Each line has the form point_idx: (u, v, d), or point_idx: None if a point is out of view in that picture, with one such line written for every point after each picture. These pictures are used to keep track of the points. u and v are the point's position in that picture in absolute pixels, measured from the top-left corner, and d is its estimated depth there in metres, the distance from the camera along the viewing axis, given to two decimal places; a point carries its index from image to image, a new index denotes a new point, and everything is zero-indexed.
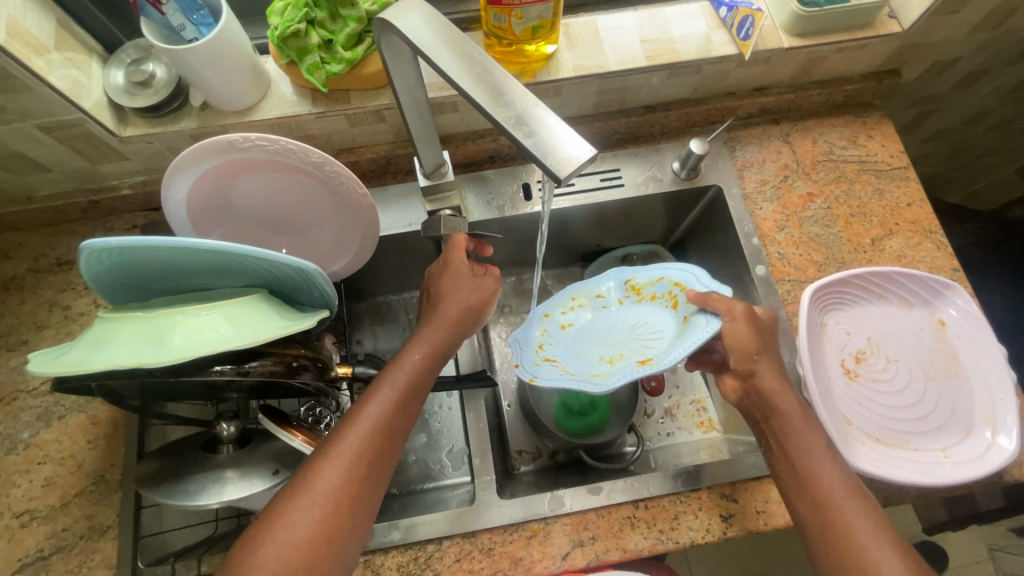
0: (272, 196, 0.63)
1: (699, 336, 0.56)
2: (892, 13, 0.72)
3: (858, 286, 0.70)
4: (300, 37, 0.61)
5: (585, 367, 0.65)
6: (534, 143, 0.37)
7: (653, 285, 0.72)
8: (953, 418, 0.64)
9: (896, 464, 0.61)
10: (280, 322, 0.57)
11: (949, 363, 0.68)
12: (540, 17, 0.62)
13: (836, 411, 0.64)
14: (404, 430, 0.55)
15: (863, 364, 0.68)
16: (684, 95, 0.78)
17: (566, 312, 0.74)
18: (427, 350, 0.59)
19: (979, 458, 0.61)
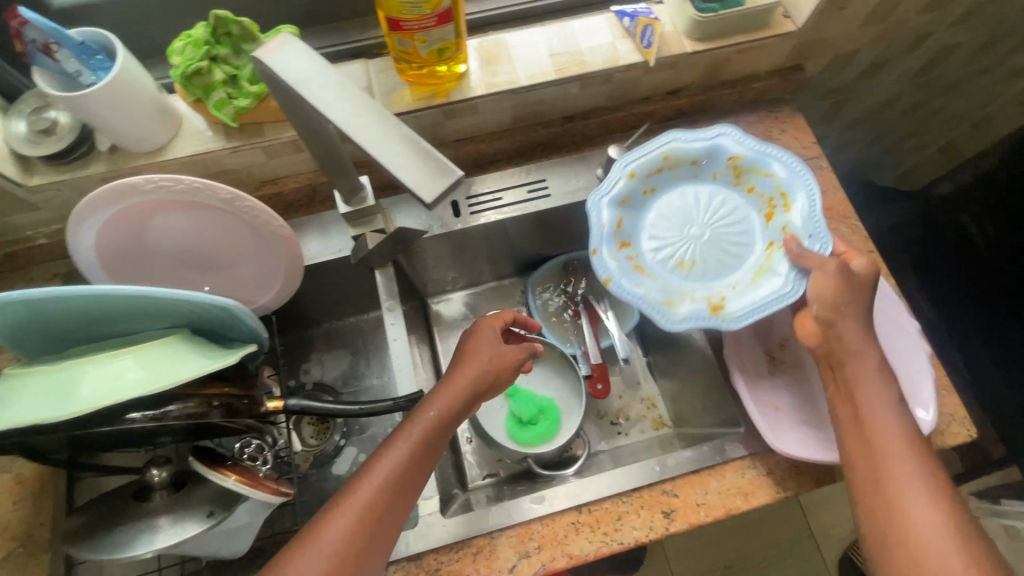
0: (189, 234, 0.62)
1: (777, 306, 0.63)
2: (786, 13, 0.75)
3: None
4: (204, 74, 0.61)
5: (662, 265, 0.71)
6: (401, 173, 0.36)
7: (756, 175, 0.71)
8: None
9: (821, 443, 0.65)
10: (199, 362, 0.56)
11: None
12: (443, 39, 0.63)
13: (761, 398, 0.68)
14: (415, 486, 0.56)
15: (787, 350, 0.72)
16: (601, 103, 0.80)
17: (653, 172, 0.73)
18: (443, 405, 0.59)
19: None
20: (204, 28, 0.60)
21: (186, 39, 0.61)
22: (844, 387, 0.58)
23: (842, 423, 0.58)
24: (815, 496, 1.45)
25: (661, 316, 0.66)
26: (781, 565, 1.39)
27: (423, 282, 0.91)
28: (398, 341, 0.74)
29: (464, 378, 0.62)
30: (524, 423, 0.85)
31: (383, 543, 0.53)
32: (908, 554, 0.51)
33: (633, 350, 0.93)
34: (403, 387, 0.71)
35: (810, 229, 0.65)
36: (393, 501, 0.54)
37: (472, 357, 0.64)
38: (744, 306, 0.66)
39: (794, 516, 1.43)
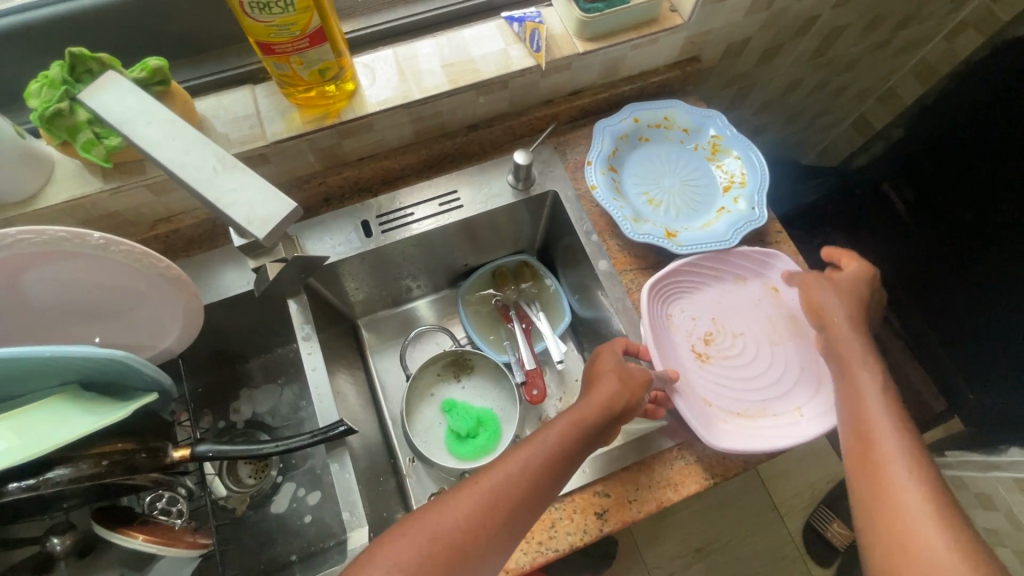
0: (72, 283, 0.58)
1: (712, 250, 0.75)
2: (673, 7, 0.76)
3: (693, 273, 0.75)
4: (66, 115, 0.57)
5: (634, 197, 0.79)
6: (234, 213, 0.42)
7: (729, 156, 0.81)
8: (801, 378, 0.72)
9: (758, 433, 0.67)
10: (87, 420, 0.53)
11: (789, 325, 0.75)
12: (322, 60, 0.62)
13: (695, 395, 0.69)
14: (543, 493, 0.55)
15: (712, 344, 0.74)
16: (504, 110, 0.79)
17: (652, 125, 0.82)
18: (582, 418, 0.60)
19: (827, 412, 0.68)
20: (60, 67, 0.56)
21: (43, 80, 0.57)
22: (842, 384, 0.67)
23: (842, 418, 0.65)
24: (775, 470, 1.48)
25: (627, 225, 0.74)
26: (749, 542, 1.41)
27: (347, 305, 0.88)
28: (317, 371, 0.72)
29: (603, 395, 0.62)
30: (462, 438, 0.84)
31: (509, 539, 0.52)
32: (891, 522, 0.55)
33: (568, 351, 0.92)
34: (322, 419, 0.69)
35: (754, 202, 0.77)
36: (529, 500, 0.54)
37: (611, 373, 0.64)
38: (694, 241, 0.75)
39: (756, 492, 1.46)
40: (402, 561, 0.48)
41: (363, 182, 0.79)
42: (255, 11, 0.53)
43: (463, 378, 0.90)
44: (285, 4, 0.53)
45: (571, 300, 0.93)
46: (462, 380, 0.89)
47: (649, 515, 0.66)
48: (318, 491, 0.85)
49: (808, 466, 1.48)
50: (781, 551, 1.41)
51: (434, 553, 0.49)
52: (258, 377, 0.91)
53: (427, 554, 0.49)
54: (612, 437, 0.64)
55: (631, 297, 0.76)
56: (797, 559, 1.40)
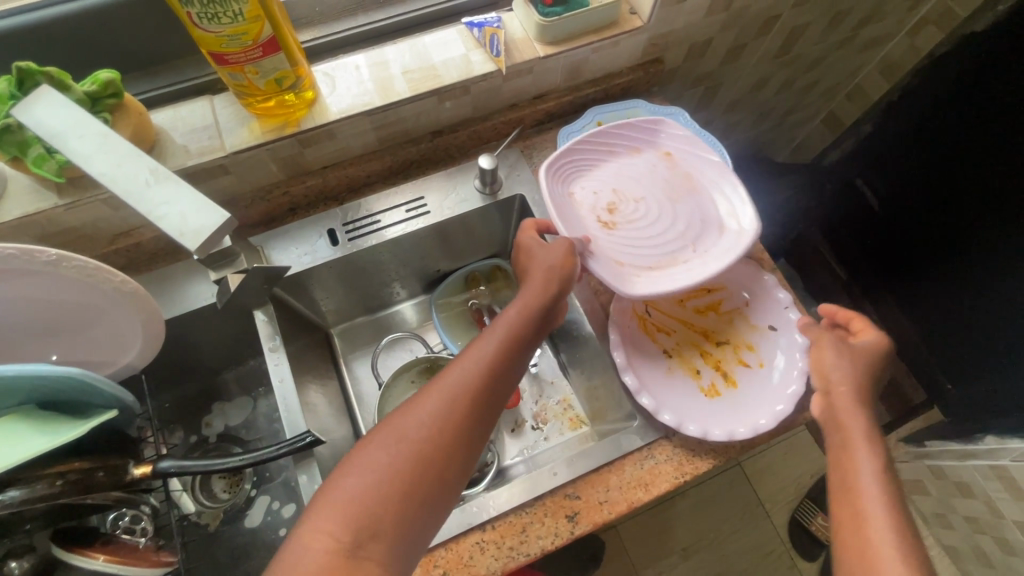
0: (26, 302, 0.57)
1: None
2: (632, 10, 0.77)
3: (587, 150, 0.76)
4: (15, 131, 0.56)
5: None
6: (166, 225, 0.45)
7: None
8: (703, 226, 0.72)
9: (667, 279, 0.68)
10: (44, 438, 0.52)
11: (684, 181, 0.75)
12: (278, 69, 0.61)
13: (606, 257, 0.69)
14: (504, 375, 0.57)
15: (616, 212, 0.74)
16: (468, 114, 0.79)
17: None
18: (524, 308, 0.62)
19: (731, 249, 0.68)
20: (7, 83, 0.55)
21: None
22: (838, 462, 0.59)
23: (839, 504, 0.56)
24: (759, 466, 1.49)
25: None
26: (736, 539, 1.41)
27: (319, 314, 0.88)
28: (284, 382, 0.71)
29: (541, 286, 0.64)
30: None
31: (480, 421, 0.54)
32: None
33: (543, 353, 0.92)
34: (290, 430, 0.68)
35: None
36: (495, 383, 0.56)
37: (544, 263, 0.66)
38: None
39: (741, 488, 1.46)
40: (379, 462, 0.49)
41: (328, 190, 0.79)
42: (204, 22, 0.52)
43: None
44: (234, 14, 0.52)
45: None
46: None
47: (621, 516, 0.66)
48: (293, 503, 0.84)
49: (792, 461, 1.49)
50: (767, 546, 1.41)
51: (404, 461, 0.49)
52: (231, 389, 0.89)
53: (398, 460, 0.49)
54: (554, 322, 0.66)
55: None
56: (783, 554, 1.41)
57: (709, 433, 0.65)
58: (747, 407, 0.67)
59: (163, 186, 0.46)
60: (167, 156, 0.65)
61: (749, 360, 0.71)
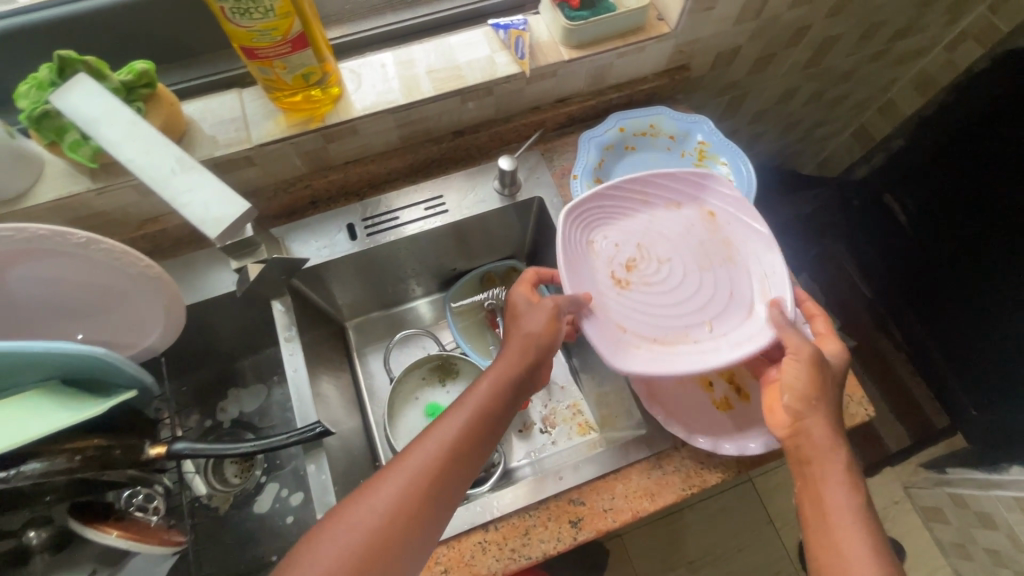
0: (55, 282, 0.59)
1: None
2: (660, 16, 0.77)
3: (620, 197, 0.70)
4: (53, 117, 0.59)
5: None
6: (190, 210, 0.47)
7: (715, 162, 0.81)
8: (729, 304, 0.65)
9: (670, 359, 0.62)
10: (65, 414, 0.54)
11: (722, 250, 0.68)
12: (305, 65, 0.63)
13: (610, 319, 0.64)
14: (473, 454, 0.56)
15: (635, 271, 0.68)
16: (490, 115, 0.80)
17: (638, 134, 0.82)
18: (498, 380, 0.59)
19: (750, 338, 0.61)
20: (49, 70, 0.57)
21: (32, 81, 0.58)
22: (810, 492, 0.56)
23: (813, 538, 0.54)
24: (771, 483, 1.46)
25: None
26: (744, 555, 1.39)
27: (335, 307, 0.89)
28: (298, 372, 0.72)
29: (517, 356, 0.61)
30: None
31: (444, 504, 0.53)
32: None
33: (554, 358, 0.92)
34: (301, 420, 0.69)
35: None
36: (463, 463, 0.55)
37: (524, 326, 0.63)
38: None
39: (751, 504, 1.43)
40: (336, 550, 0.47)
41: (349, 185, 0.80)
42: (237, 16, 0.53)
43: (448, 383, 0.90)
44: (265, 10, 0.54)
45: None
46: (447, 384, 0.89)
47: (625, 525, 0.65)
48: (301, 492, 0.86)
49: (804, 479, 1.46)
50: (775, 565, 1.38)
51: (357, 551, 0.48)
52: (245, 376, 0.91)
53: (354, 546, 0.48)
54: (532, 388, 0.64)
55: None
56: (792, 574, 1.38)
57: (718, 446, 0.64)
58: (760, 423, 0.66)
59: (189, 174, 0.49)
60: (195, 146, 0.67)
61: None
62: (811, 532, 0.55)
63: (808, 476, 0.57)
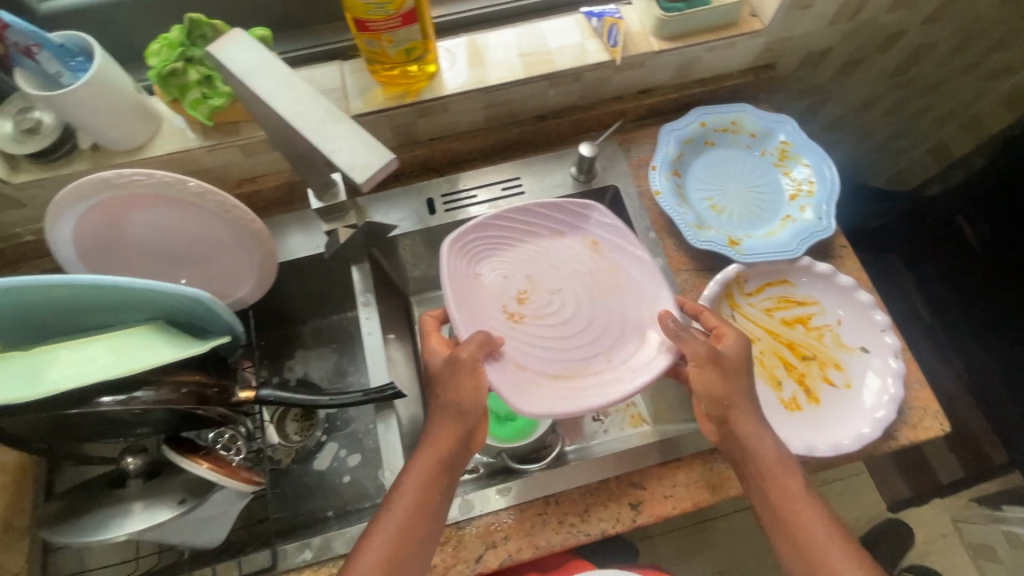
0: (167, 228, 0.64)
1: (779, 259, 0.73)
2: (754, 12, 0.76)
3: (504, 228, 0.72)
4: (179, 75, 0.63)
5: (698, 204, 0.78)
6: (339, 157, 0.43)
7: (796, 163, 0.80)
8: (622, 333, 0.69)
9: (573, 394, 0.63)
10: (173, 350, 0.58)
11: (610, 279, 0.72)
12: (410, 39, 0.65)
13: (508, 358, 0.64)
14: (426, 531, 0.57)
15: (526, 303, 0.70)
16: (573, 102, 0.81)
17: (719, 130, 0.82)
18: (427, 457, 0.58)
19: (648, 361, 0.65)
20: (179, 31, 0.63)
21: (163, 41, 0.63)
22: (761, 487, 0.59)
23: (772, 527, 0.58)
24: None
25: (689, 231, 0.74)
26: (779, 572, 1.36)
27: (403, 280, 0.92)
28: (372, 335, 0.76)
29: (447, 433, 0.59)
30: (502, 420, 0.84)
31: None
32: None
33: None
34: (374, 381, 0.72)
35: (823, 211, 0.75)
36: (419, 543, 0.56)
37: (451, 401, 0.60)
38: (757, 249, 0.73)
39: None
40: None
41: (431, 161, 0.82)
42: None
43: None
44: None
45: None
46: None
47: (684, 514, 0.66)
48: (359, 454, 0.89)
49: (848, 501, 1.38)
50: None
51: None
52: (313, 340, 0.95)
53: None
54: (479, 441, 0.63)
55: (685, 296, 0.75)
56: None
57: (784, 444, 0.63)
58: (828, 427, 0.66)
59: (336, 124, 0.44)
60: None
61: (835, 379, 0.69)
62: (768, 523, 0.58)
63: (751, 475, 0.59)
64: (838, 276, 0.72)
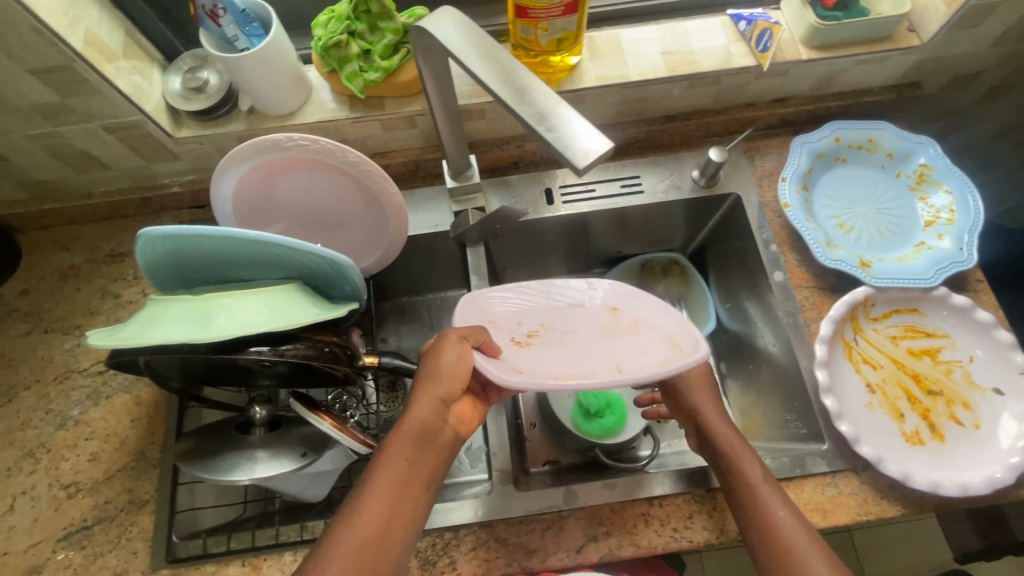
0: (312, 191, 0.66)
1: (912, 286, 0.70)
2: (912, 26, 0.73)
3: (522, 292, 0.69)
4: (341, 47, 0.67)
5: (825, 221, 0.76)
6: (556, 139, 0.41)
7: (936, 189, 0.76)
8: (637, 356, 0.54)
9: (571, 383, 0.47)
10: (315, 310, 0.60)
11: (628, 327, 0.62)
12: (565, 29, 0.65)
13: (503, 362, 0.54)
14: (407, 508, 0.50)
15: (536, 338, 0.62)
16: (704, 105, 0.80)
17: (855, 146, 0.79)
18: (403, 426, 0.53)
19: (670, 360, 0.51)
20: (347, 5, 0.67)
21: (332, 14, 0.68)
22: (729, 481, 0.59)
23: (755, 542, 0.55)
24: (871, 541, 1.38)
25: (818, 247, 0.72)
26: None
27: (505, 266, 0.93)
28: None
29: (424, 405, 0.54)
30: (590, 415, 0.83)
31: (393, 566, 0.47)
32: None
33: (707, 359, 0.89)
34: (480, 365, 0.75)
35: (964, 240, 0.71)
36: (398, 517, 0.49)
37: (437, 370, 0.55)
38: (888, 274, 0.71)
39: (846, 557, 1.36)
40: None
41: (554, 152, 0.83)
42: None
43: None
44: None
45: (719, 309, 0.90)
46: None
47: None
48: None
49: (912, 546, 1.32)
50: None
51: None
52: None
53: None
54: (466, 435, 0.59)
55: (804, 314, 0.73)
56: None
57: (908, 477, 0.61)
58: (954, 466, 0.64)
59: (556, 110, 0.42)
60: None
61: (962, 418, 0.67)
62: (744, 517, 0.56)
63: (724, 469, 0.59)
64: (976, 311, 0.69)
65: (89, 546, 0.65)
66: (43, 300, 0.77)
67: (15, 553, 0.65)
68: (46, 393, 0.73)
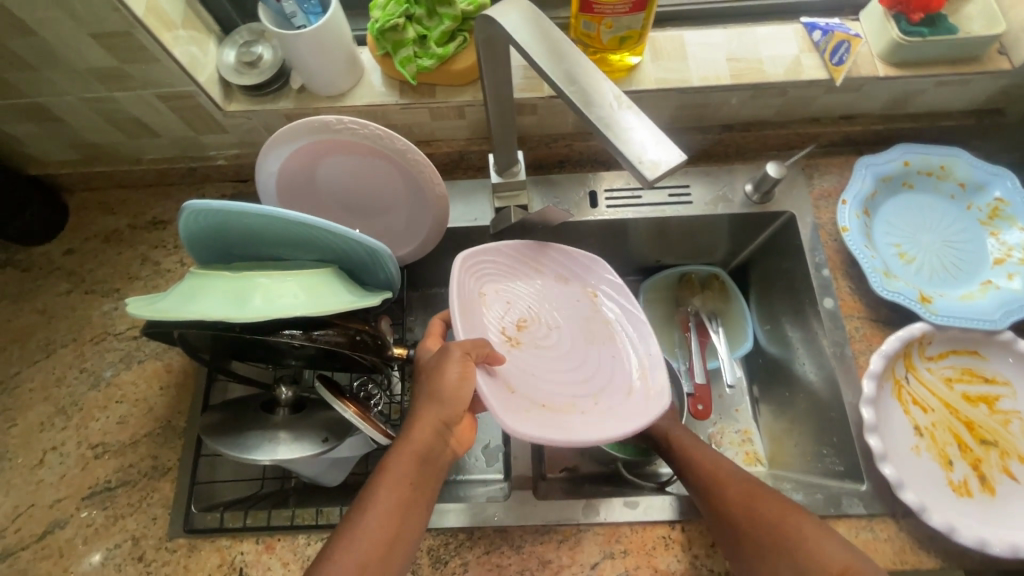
0: (355, 176, 0.65)
1: (975, 327, 0.65)
2: (1003, 49, 0.68)
3: (512, 258, 0.70)
4: (398, 31, 0.66)
5: (884, 250, 0.72)
6: (628, 148, 0.39)
7: (1010, 225, 0.71)
8: (612, 383, 0.66)
9: (559, 424, 0.58)
10: (349, 297, 0.59)
11: (606, 331, 0.70)
12: (629, 28, 0.63)
13: (500, 377, 0.60)
14: (407, 527, 0.50)
15: (525, 331, 0.68)
16: (766, 117, 0.76)
17: (925, 173, 0.75)
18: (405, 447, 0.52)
19: (641, 408, 0.61)
20: None
21: None
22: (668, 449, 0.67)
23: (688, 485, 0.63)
24: None
25: (876, 277, 0.68)
26: None
27: None
28: None
29: (426, 427, 0.53)
30: None
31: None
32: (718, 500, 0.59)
33: (739, 379, 0.86)
34: None
35: None
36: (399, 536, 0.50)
37: (439, 393, 0.54)
38: (951, 311, 0.66)
39: None
40: None
41: (602, 153, 0.80)
42: None
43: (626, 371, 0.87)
44: None
45: (757, 330, 0.86)
46: None
47: None
48: None
49: None
50: None
51: None
52: None
53: None
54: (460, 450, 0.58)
55: (852, 345, 0.70)
56: None
57: (954, 530, 0.58)
58: (1004, 524, 0.60)
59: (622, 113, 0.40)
60: None
61: (1016, 473, 0.63)
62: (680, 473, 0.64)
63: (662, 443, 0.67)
64: None
65: (110, 507, 0.66)
66: (86, 261, 0.79)
67: (42, 506, 0.66)
68: (82, 352, 0.74)
